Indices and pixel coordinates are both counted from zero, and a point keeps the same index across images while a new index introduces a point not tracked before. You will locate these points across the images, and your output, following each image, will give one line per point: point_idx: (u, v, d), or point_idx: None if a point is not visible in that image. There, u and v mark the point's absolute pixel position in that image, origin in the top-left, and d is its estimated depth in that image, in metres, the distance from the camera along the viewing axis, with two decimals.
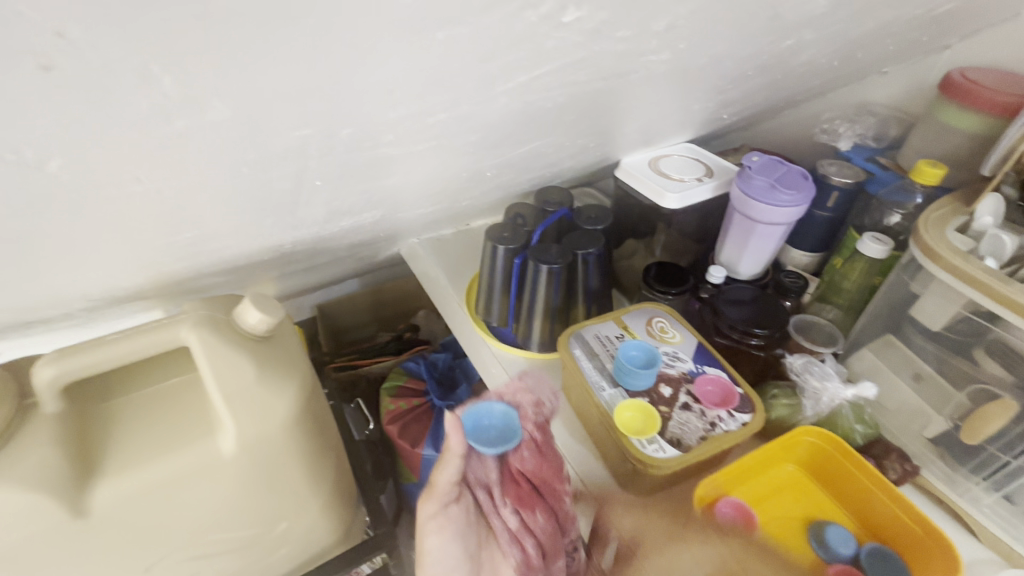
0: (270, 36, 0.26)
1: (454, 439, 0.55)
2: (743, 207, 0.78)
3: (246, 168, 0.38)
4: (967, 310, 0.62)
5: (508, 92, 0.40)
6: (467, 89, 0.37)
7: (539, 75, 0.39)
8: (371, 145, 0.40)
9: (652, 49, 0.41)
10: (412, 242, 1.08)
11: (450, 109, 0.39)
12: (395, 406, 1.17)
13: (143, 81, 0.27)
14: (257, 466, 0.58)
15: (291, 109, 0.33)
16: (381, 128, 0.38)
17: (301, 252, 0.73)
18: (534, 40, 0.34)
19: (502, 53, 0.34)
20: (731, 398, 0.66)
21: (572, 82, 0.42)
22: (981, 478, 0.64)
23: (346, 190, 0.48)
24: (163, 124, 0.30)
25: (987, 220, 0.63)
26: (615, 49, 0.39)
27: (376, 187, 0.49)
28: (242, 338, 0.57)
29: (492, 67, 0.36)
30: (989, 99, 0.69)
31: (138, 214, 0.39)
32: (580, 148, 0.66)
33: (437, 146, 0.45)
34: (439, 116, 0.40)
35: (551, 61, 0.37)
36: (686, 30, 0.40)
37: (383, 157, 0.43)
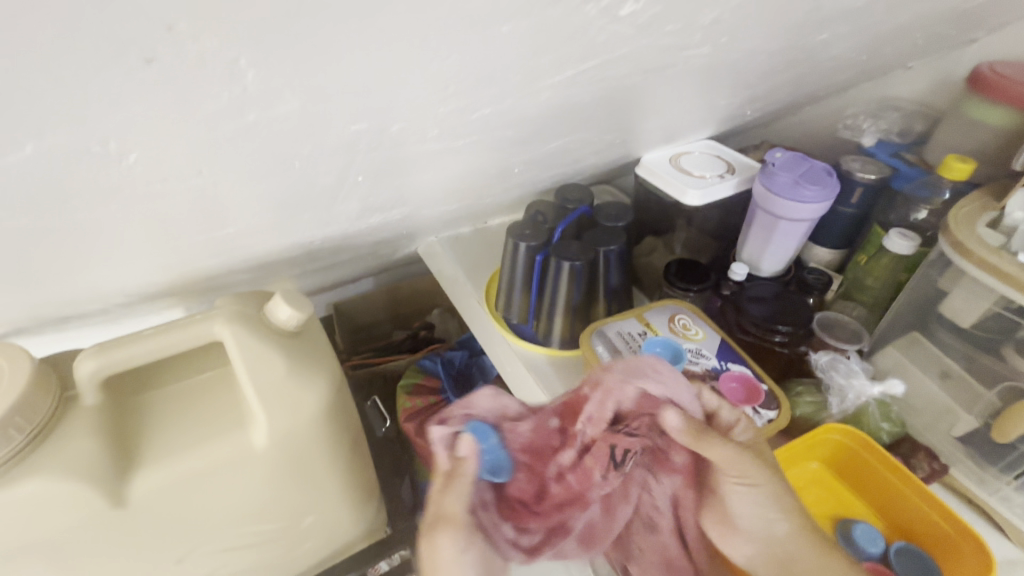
0: (332, 35, 0.27)
1: (470, 464, 0.50)
2: (766, 203, 0.77)
3: (294, 164, 0.38)
4: (999, 306, 0.61)
5: (549, 87, 0.40)
6: (510, 85, 0.38)
7: (582, 70, 0.39)
8: (412, 142, 0.41)
9: (692, 44, 0.42)
10: (431, 240, 1.09)
11: (493, 105, 0.40)
12: (412, 403, 1.18)
13: (230, 75, 0.27)
14: (287, 458, 0.59)
15: (341, 107, 0.33)
16: (422, 125, 0.39)
17: (327, 249, 0.74)
18: (584, 35, 0.34)
19: (548, 49, 0.35)
20: (757, 395, 0.66)
21: (610, 78, 0.43)
22: (1011, 477, 0.63)
23: (380, 187, 0.48)
24: (237, 117, 0.31)
25: (1019, 214, 0.61)
26: (657, 44, 0.39)
27: (408, 184, 0.50)
28: (274, 333, 0.58)
29: (539, 62, 0.36)
30: (1021, 93, 0.68)
31: (184, 210, 0.40)
32: (606, 144, 0.66)
33: (473, 142, 0.46)
34: (481, 112, 0.40)
35: (594, 56, 0.38)
36: (727, 24, 0.40)
37: (419, 154, 0.44)
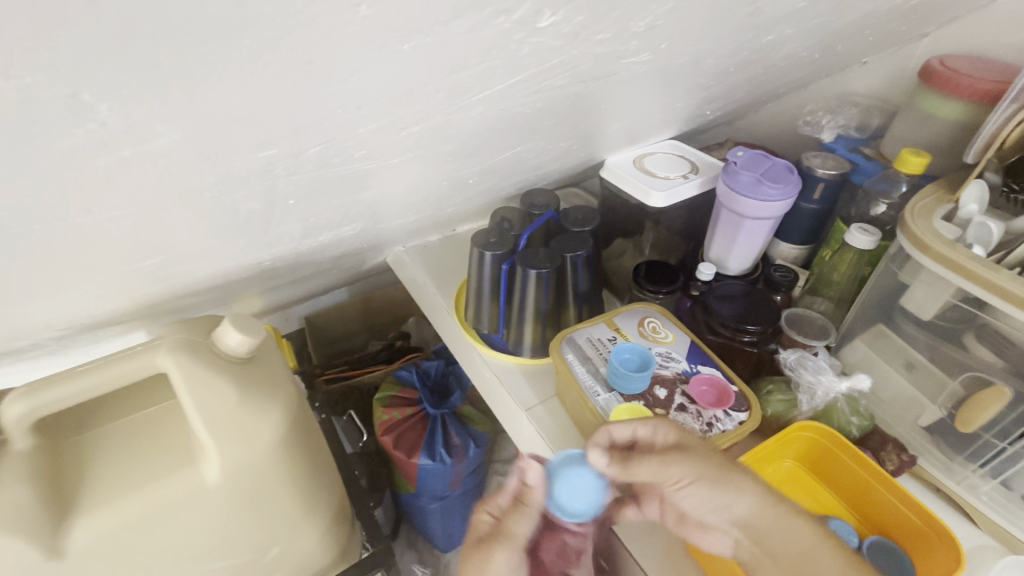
0: (215, 57, 0.25)
1: (540, 490, 0.50)
2: (730, 203, 0.77)
3: (203, 194, 0.36)
4: (956, 298, 0.61)
5: (481, 102, 0.39)
6: (435, 101, 0.36)
7: (512, 83, 0.38)
8: (338, 163, 0.39)
9: (630, 50, 0.40)
10: (398, 250, 1.07)
11: (422, 122, 0.38)
12: (389, 415, 1.16)
13: (71, 111, 0.25)
14: (244, 493, 0.56)
15: (249, 127, 0.31)
16: (346, 146, 0.37)
17: (283, 267, 0.71)
18: (505, 48, 0.33)
19: (470, 62, 0.33)
20: (727, 397, 0.66)
21: (548, 89, 0.41)
22: (977, 465, 0.64)
23: (321, 206, 0.46)
24: (104, 152, 0.28)
25: (972, 208, 0.62)
26: (590, 53, 0.38)
27: (353, 200, 0.48)
28: (224, 362, 0.55)
29: (460, 77, 0.34)
30: (968, 86, 0.69)
31: (100, 240, 0.37)
32: (564, 151, 0.65)
33: (411, 158, 0.44)
34: (410, 129, 0.39)
35: (526, 68, 0.36)
36: (663, 31, 0.39)
37: (359, 171, 0.42)
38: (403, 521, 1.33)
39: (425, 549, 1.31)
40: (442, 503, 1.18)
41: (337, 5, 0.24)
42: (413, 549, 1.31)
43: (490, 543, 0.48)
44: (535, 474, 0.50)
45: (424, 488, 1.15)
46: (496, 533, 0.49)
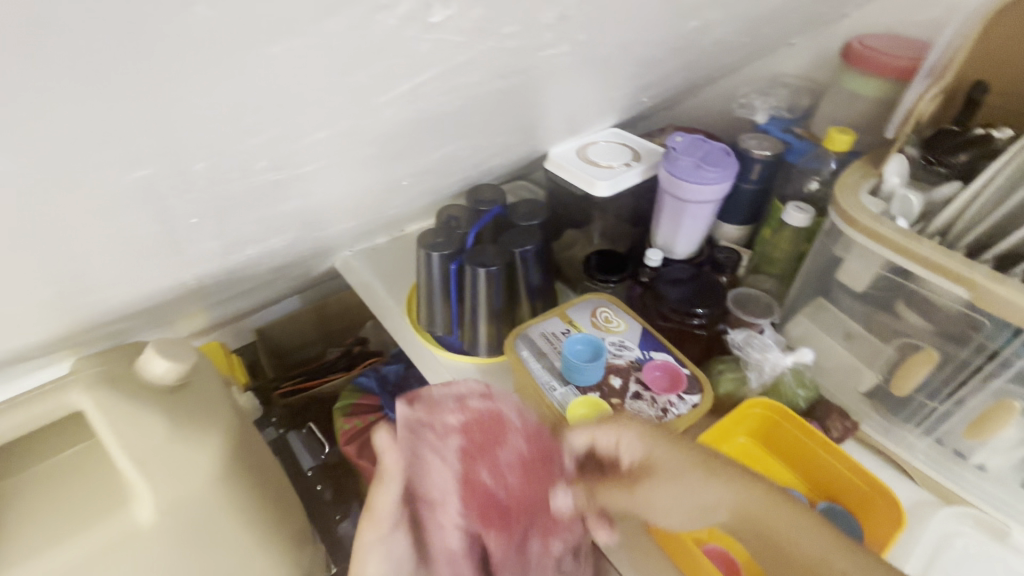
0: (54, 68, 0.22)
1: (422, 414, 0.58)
2: (671, 188, 0.78)
3: (90, 218, 0.33)
4: (885, 269, 0.64)
5: (390, 103, 0.37)
6: (334, 104, 0.34)
7: (421, 82, 0.36)
8: (238, 175, 0.37)
9: (547, 42, 0.39)
10: (345, 255, 1.03)
11: (326, 127, 0.36)
12: (351, 424, 1.13)
13: None
14: (183, 532, 0.53)
15: (117, 146, 0.28)
16: (246, 155, 0.35)
17: (216, 284, 0.67)
18: (402, 46, 0.31)
19: (364, 62, 0.31)
20: (680, 381, 0.67)
21: (465, 85, 0.40)
22: (914, 425, 0.67)
23: (236, 222, 0.44)
24: None
25: (895, 181, 0.65)
26: (501, 46, 0.36)
27: (273, 212, 0.45)
28: (151, 392, 0.53)
29: (356, 79, 0.32)
30: (885, 65, 0.71)
31: None
32: (502, 146, 0.64)
33: (327, 166, 0.42)
34: (314, 135, 0.36)
35: (436, 65, 0.35)
36: (576, 22, 0.38)
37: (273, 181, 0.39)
38: None
39: None
40: None
41: (167, 2, 0.22)
42: None
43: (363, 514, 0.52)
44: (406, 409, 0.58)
45: None
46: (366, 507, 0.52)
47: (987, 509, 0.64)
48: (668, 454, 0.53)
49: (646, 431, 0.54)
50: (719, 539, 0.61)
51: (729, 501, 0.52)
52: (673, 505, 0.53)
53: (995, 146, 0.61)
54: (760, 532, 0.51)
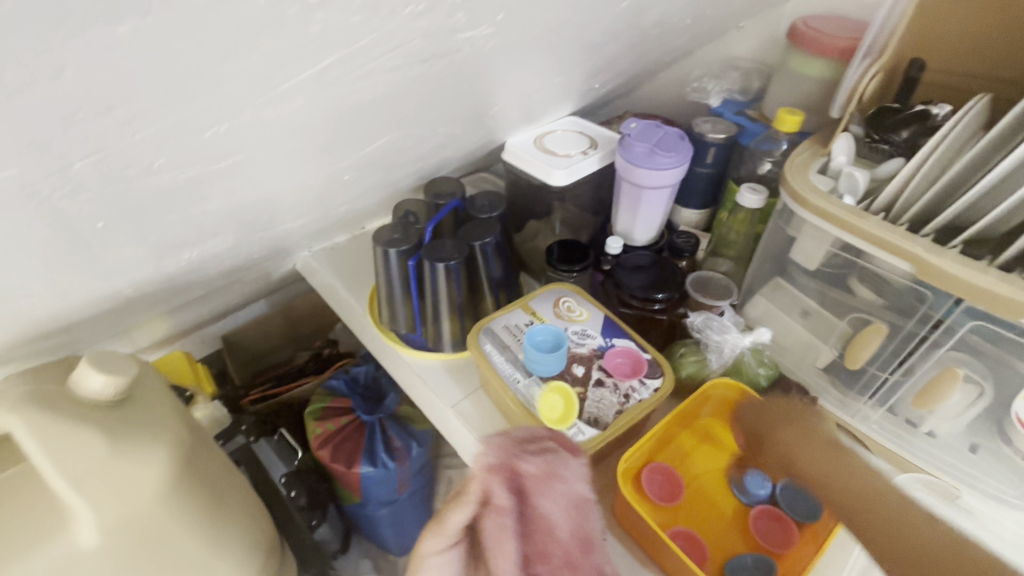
0: None
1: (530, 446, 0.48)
2: (628, 175, 0.78)
3: None
4: (836, 247, 0.64)
5: (297, 91, 0.35)
6: (228, 94, 0.32)
7: (325, 66, 0.34)
8: (135, 174, 0.35)
9: (464, 24, 0.38)
10: (303, 255, 1.00)
11: (227, 119, 0.34)
12: (323, 428, 1.10)
13: None
14: (131, 550, 0.52)
15: None
16: (140, 151, 0.33)
17: (160, 291, 0.64)
18: (283, 27, 0.29)
19: (242, 49, 0.29)
20: (642, 367, 0.67)
21: (383, 69, 0.38)
22: (868, 397, 0.69)
23: (152, 223, 0.42)
24: None
25: (841, 160, 0.66)
26: (411, 28, 0.35)
27: (197, 213, 0.44)
28: (86, 408, 0.52)
29: (246, 65, 0.30)
30: (832, 45, 0.73)
31: None
32: (449, 136, 0.63)
33: (243, 161, 0.40)
34: (216, 129, 0.35)
35: (339, 49, 0.33)
36: (491, 1, 0.37)
37: (186, 176, 0.38)
38: (354, 531, 1.28)
39: (380, 556, 1.27)
40: (391, 508, 1.14)
41: None
42: (368, 559, 1.27)
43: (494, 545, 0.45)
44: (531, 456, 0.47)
45: (369, 496, 1.10)
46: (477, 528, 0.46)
47: (942, 475, 0.66)
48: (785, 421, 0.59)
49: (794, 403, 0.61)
50: (686, 522, 0.62)
51: (801, 434, 0.57)
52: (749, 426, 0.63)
53: (933, 121, 0.63)
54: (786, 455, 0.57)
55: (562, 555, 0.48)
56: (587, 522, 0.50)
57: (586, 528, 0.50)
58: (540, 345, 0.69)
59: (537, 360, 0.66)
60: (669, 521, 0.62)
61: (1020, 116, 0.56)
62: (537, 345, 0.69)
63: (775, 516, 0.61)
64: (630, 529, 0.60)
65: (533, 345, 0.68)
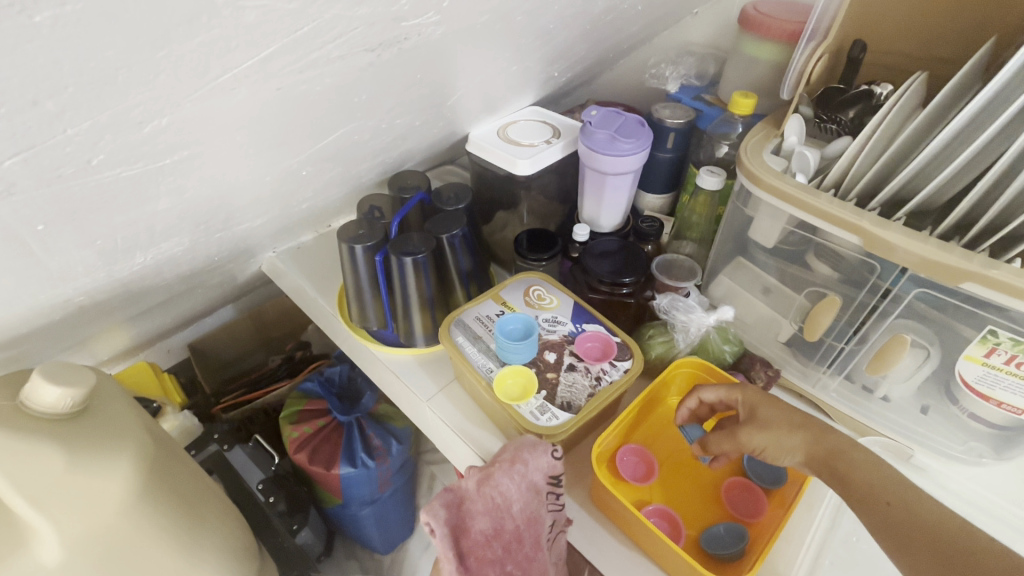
0: None
1: (468, 480, 0.58)
2: (591, 162, 0.79)
3: None
4: (791, 225, 0.67)
5: (239, 82, 0.35)
6: (165, 85, 0.31)
7: (267, 56, 0.34)
8: (74, 173, 0.34)
9: (408, 11, 0.38)
10: (269, 256, 0.98)
11: (168, 112, 0.33)
12: (299, 432, 1.08)
13: None
14: (94, 568, 0.50)
15: None
16: (73, 149, 0.32)
17: (117, 298, 0.62)
18: (214, 16, 0.28)
19: (174, 38, 0.28)
20: (612, 350, 0.68)
21: (328, 59, 0.38)
22: (827, 366, 0.72)
23: (99, 225, 0.41)
24: None
25: (793, 140, 0.68)
26: (352, 15, 0.34)
27: (145, 213, 0.43)
28: (42, 422, 0.50)
29: (179, 55, 0.30)
30: (779, 28, 0.75)
31: None
32: (409, 127, 0.62)
33: (191, 157, 0.39)
34: (157, 123, 0.34)
35: (282, 40, 0.33)
36: None
37: (133, 173, 0.37)
38: (337, 533, 1.27)
39: (366, 556, 1.26)
40: (374, 507, 1.14)
41: None
42: (352, 559, 1.26)
43: (472, 557, 0.56)
44: (468, 481, 0.58)
45: (350, 497, 1.10)
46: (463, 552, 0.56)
47: (897, 437, 0.70)
48: (777, 423, 0.55)
49: (761, 394, 0.58)
50: (661, 500, 0.63)
51: (791, 432, 0.53)
52: (779, 423, 0.54)
53: (876, 100, 0.66)
54: (839, 463, 0.50)
55: (521, 541, 0.57)
56: (541, 508, 0.58)
57: (541, 515, 0.58)
58: (512, 331, 0.70)
59: (512, 351, 0.67)
60: (645, 499, 0.63)
61: (951, 92, 0.59)
62: (508, 331, 0.70)
63: (745, 486, 0.63)
64: (608, 511, 0.61)
65: (504, 330, 0.70)
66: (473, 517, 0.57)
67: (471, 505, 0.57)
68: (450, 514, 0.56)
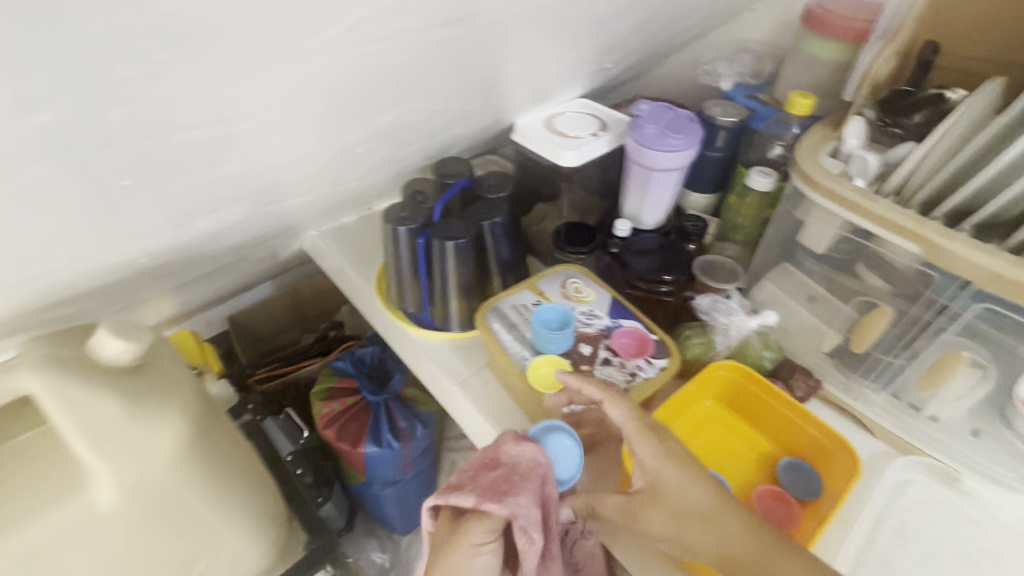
0: None
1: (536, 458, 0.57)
2: (638, 157, 0.78)
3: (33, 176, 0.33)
4: (845, 230, 0.64)
5: (320, 52, 0.36)
6: (245, 49, 0.32)
7: (350, 27, 0.35)
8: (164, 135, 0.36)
9: None
10: (312, 235, 1.01)
11: (256, 78, 0.35)
12: (328, 408, 1.11)
13: None
14: (148, 510, 0.55)
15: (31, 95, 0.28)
16: (159, 108, 0.33)
17: (175, 262, 0.66)
18: None
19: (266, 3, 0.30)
20: (647, 346, 0.68)
21: (409, 33, 0.39)
22: (871, 380, 0.70)
23: (183, 190, 0.44)
24: None
25: (852, 143, 0.66)
26: None
27: (216, 179, 0.45)
28: (104, 373, 0.53)
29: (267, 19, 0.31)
30: (844, 27, 0.73)
31: None
32: (463, 112, 0.63)
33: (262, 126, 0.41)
34: (235, 87, 0.35)
35: (357, 11, 0.33)
36: None
37: (216, 140, 0.39)
38: (358, 509, 1.30)
39: (384, 535, 1.29)
40: (395, 488, 1.16)
41: None
42: (371, 536, 1.29)
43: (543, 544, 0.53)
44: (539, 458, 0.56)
45: (374, 476, 1.12)
46: (543, 532, 0.53)
47: (943, 459, 0.67)
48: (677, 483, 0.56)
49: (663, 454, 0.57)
50: None
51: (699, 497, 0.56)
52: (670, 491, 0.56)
53: (947, 106, 0.62)
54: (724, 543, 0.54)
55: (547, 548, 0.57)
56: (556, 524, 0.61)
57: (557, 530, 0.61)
58: (548, 318, 0.70)
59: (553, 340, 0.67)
60: None
61: None
62: (545, 317, 0.70)
63: (779, 495, 0.62)
64: None
65: (540, 316, 0.70)
66: (551, 502, 0.55)
67: (543, 488, 0.55)
68: (538, 491, 0.53)
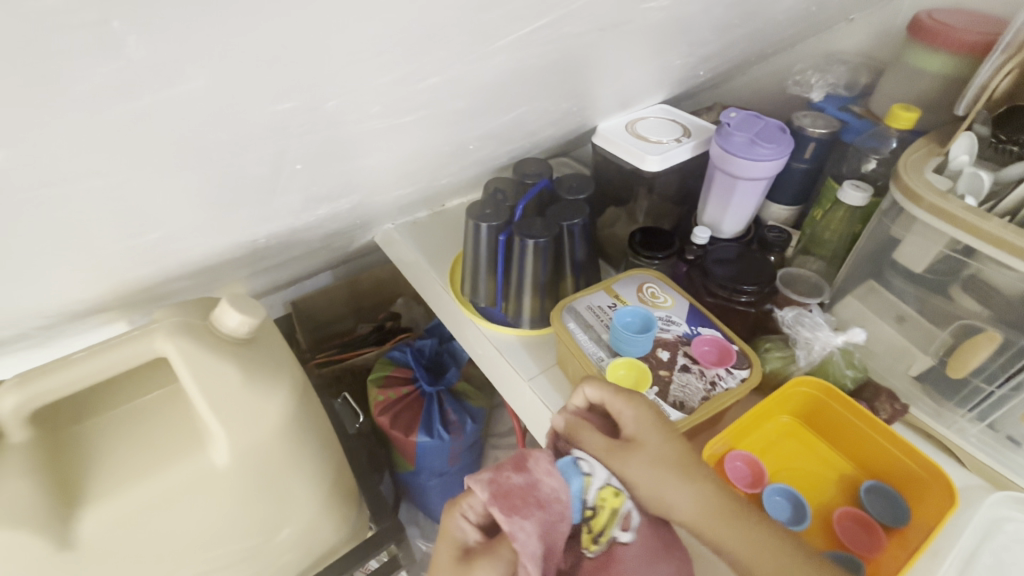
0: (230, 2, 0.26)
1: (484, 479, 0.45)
2: (723, 164, 0.77)
3: (212, 153, 0.37)
4: (948, 248, 0.62)
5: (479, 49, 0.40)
6: (411, 41, 0.35)
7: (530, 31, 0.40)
8: (325, 121, 0.40)
9: None
10: (388, 227, 1.05)
11: (439, 73, 0.40)
12: (385, 395, 1.15)
13: (100, 42, 0.25)
14: (251, 470, 0.60)
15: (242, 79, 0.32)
16: (327, 93, 0.36)
17: (277, 245, 0.70)
18: None
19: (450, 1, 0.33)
20: (729, 356, 0.67)
21: (564, 35, 0.44)
22: (966, 410, 0.67)
23: (323, 174, 0.48)
24: (123, 99, 0.29)
25: (963, 159, 0.64)
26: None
27: (342, 166, 0.48)
28: (223, 342, 0.58)
29: (447, 15, 0.34)
30: (958, 39, 0.69)
31: (101, 200, 0.36)
32: (563, 113, 0.66)
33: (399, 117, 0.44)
34: (390, 78, 0.38)
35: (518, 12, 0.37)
36: None
37: (364, 131, 0.44)
38: (404, 498, 1.33)
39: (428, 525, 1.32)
40: (442, 479, 1.18)
41: None
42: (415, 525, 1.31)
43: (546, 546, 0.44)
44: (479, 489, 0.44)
45: (423, 466, 1.15)
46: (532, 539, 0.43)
47: None
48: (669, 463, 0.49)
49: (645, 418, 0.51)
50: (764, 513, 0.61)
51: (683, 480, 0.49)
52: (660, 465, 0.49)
53: None
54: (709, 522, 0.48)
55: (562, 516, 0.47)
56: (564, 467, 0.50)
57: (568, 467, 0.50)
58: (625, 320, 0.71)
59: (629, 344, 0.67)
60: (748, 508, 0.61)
61: None
62: (622, 318, 0.71)
63: (860, 519, 0.60)
64: None
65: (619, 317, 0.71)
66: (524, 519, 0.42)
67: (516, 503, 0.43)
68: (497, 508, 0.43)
